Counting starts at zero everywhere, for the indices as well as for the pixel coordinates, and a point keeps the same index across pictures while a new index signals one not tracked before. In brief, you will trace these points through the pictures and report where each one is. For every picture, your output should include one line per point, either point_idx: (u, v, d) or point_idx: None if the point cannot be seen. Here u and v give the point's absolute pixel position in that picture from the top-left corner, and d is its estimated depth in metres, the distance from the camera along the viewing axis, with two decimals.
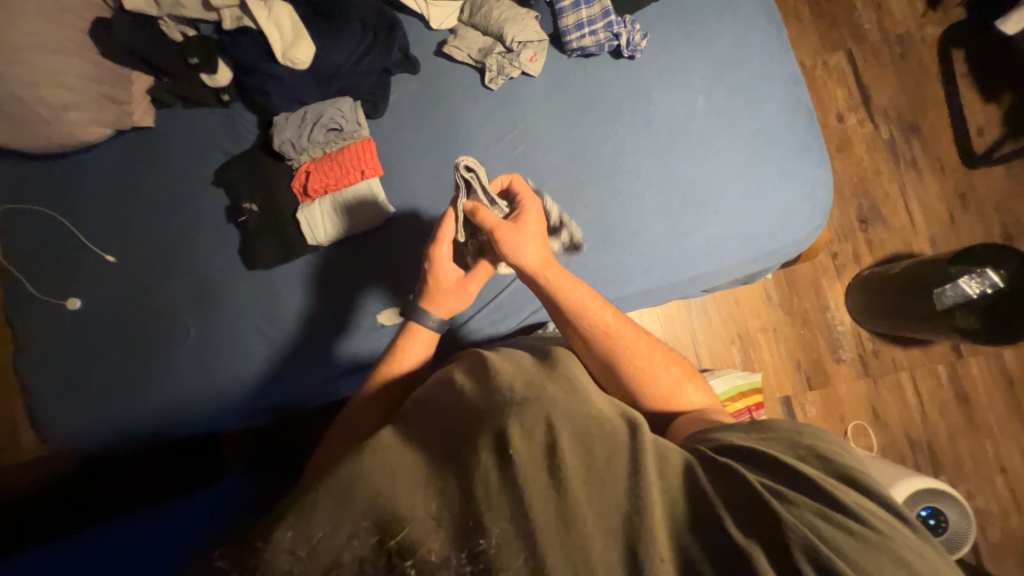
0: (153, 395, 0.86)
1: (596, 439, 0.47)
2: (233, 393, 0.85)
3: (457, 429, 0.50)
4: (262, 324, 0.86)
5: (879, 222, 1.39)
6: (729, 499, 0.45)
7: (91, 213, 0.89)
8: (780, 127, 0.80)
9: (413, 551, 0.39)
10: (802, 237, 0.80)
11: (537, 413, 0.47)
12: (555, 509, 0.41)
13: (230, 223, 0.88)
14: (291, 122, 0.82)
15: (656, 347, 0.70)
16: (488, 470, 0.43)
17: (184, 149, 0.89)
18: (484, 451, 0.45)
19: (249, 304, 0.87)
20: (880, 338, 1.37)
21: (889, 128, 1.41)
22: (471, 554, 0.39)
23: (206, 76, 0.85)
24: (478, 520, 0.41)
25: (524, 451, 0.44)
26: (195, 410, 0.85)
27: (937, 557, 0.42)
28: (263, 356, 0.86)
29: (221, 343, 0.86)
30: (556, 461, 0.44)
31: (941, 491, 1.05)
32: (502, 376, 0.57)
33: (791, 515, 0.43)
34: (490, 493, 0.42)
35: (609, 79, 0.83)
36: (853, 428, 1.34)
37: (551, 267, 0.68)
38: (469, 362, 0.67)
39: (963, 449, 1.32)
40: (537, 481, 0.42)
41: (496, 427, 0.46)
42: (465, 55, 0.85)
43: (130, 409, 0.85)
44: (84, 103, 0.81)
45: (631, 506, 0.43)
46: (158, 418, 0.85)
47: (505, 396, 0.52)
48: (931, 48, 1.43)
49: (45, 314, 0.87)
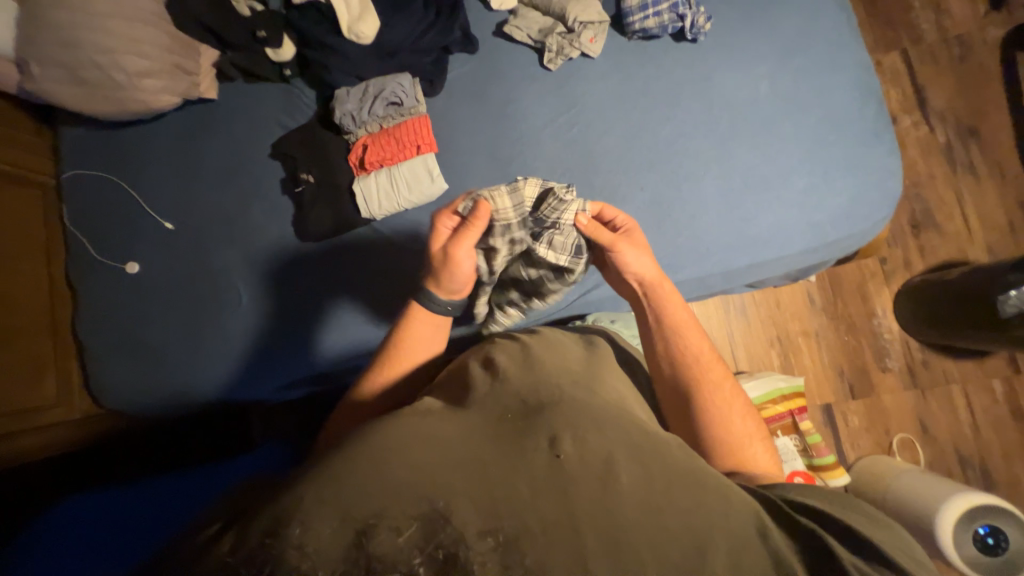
0: (188, 364, 0.87)
1: (653, 461, 0.45)
2: (257, 367, 0.86)
3: (504, 420, 0.49)
4: (302, 297, 0.87)
5: (932, 227, 1.34)
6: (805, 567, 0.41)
7: (151, 179, 0.92)
8: (846, 116, 0.78)
9: (433, 543, 0.36)
10: (867, 228, 0.77)
11: (589, 422, 0.47)
12: (604, 521, 0.39)
13: (285, 195, 0.90)
14: (353, 96, 0.84)
15: (742, 399, 0.63)
16: (536, 466, 0.42)
17: (245, 122, 0.92)
18: (538, 451, 0.44)
19: (285, 279, 0.88)
20: (930, 348, 1.31)
21: (946, 131, 1.36)
22: (490, 550, 0.36)
23: (271, 51, 0.87)
24: (509, 519, 0.38)
25: (576, 460, 0.43)
26: (226, 381, 0.86)
27: None
28: (283, 334, 0.86)
29: (253, 318, 0.87)
30: (609, 475, 0.42)
31: (1000, 508, 1.00)
32: (547, 370, 0.57)
33: None
34: (537, 495, 0.40)
35: (670, 62, 0.82)
36: (898, 442, 1.28)
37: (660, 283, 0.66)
38: (500, 348, 0.64)
39: (1019, 469, 1.25)
40: (588, 492, 0.41)
41: (549, 430, 0.46)
42: (525, 35, 0.85)
43: (164, 377, 0.87)
44: (157, 71, 0.84)
45: (688, 537, 0.40)
46: (191, 386, 0.86)
47: (554, 394, 0.52)
48: (994, 49, 1.38)
49: (105, 275, 0.90)
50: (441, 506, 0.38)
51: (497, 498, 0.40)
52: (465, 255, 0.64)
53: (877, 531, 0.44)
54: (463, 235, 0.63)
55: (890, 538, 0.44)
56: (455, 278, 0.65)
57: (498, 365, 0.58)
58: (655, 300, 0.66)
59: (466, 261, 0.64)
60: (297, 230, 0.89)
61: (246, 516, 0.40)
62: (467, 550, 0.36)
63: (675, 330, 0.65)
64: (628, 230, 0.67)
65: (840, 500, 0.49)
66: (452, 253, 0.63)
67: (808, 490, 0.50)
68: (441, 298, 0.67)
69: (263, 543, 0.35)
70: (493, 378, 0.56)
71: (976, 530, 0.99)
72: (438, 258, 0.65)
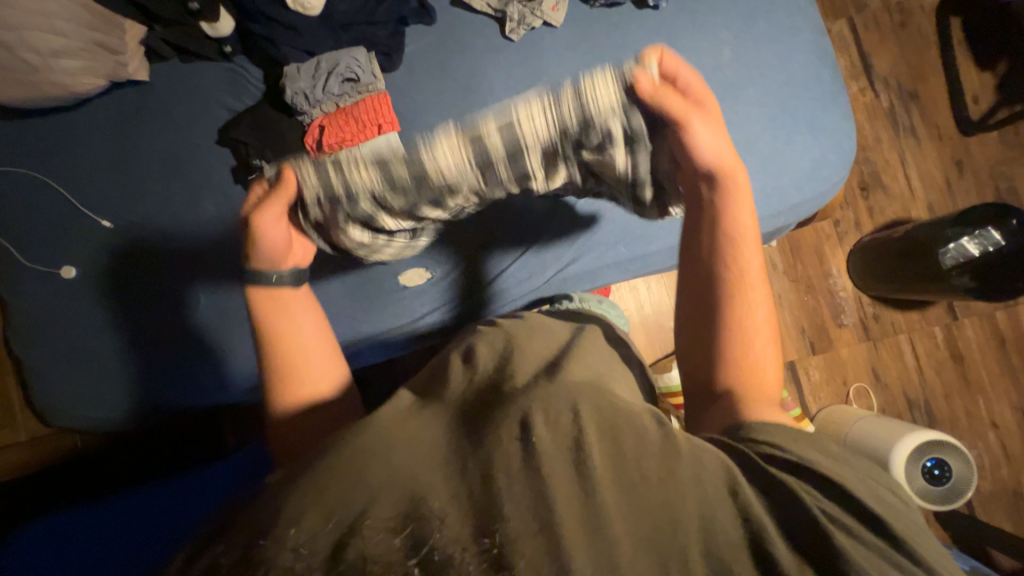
0: (134, 382, 0.81)
1: (626, 435, 0.43)
2: (178, 386, 0.81)
3: (481, 408, 0.47)
4: (228, 304, 0.83)
5: (879, 188, 1.42)
6: (781, 526, 0.40)
7: (79, 174, 0.83)
8: (804, 80, 0.79)
9: (424, 546, 0.35)
10: (827, 190, 0.80)
11: (563, 399, 0.45)
12: (581, 506, 0.38)
13: (237, 184, 0.84)
14: (304, 72, 0.78)
15: (770, 325, 0.63)
16: (510, 457, 0.40)
17: (185, 106, 0.84)
18: (509, 436, 0.41)
19: (207, 287, 0.83)
20: (880, 302, 1.41)
21: (889, 96, 1.43)
22: (483, 552, 0.35)
23: (206, 25, 0.80)
24: (494, 518, 0.37)
25: (549, 441, 0.41)
26: (180, 394, 0.82)
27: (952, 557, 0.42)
28: (195, 351, 0.82)
29: (181, 331, 0.82)
30: (582, 456, 0.40)
31: (947, 443, 1.10)
32: (528, 356, 0.56)
33: (849, 545, 0.38)
34: (513, 483, 0.38)
35: (633, 30, 0.81)
36: (855, 391, 1.38)
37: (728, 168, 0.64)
38: (488, 335, 0.62)
39: (958, 405, 1.37)
40: (565, 485, 0.39)
41: (519, 412, 0.44)
42: (484, 4, 0.82)
43: (108, 396, 0.80)
44: (76, 51, 0.75)
45: (661, 513, 0.39)
46: (146, 402, 0.81)
47: (528, 380, 0.50)
48: (930, 15, 1.45)
49: (36, 284, 0.82)
50: (436, 508, 0.37)
51: (476, 492, 0.38)
52: (271, 220, 0.67)
53: (856, 481, 0.44)
54: (270, 201, 0.67)
55: (865, 485, 0.44)
56: (271, 249, 0.68)
57: (477, 356, 0.56)
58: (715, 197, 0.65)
59: (275, 229, 0.68)
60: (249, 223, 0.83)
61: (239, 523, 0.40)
62: (457, 554, 0.35)
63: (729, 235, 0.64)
64: (695, 98, 0.64)
65: (819, 442, 0.48)
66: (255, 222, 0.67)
67: (785, 434, 0.49)
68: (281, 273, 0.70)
69: (254, 544, 0.36)
70: (471, 369, 0.54)
71: (927, 465, 1.09)
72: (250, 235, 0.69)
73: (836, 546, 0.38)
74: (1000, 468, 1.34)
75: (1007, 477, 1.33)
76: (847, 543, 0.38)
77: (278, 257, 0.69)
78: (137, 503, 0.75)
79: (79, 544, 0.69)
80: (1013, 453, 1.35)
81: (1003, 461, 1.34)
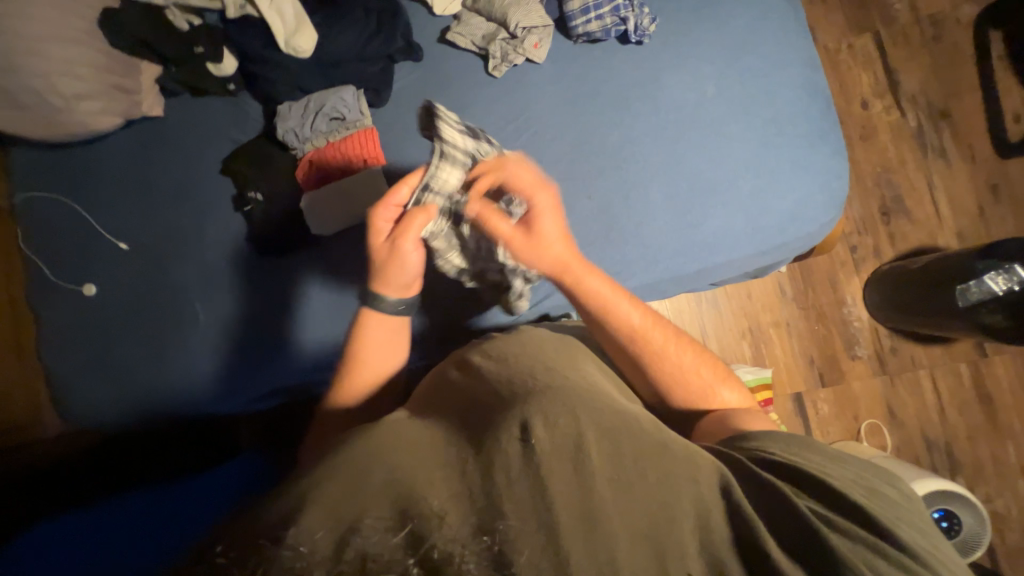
0: (149, 387, 0.87)
1: (624, 435, 0.45)
2: (195, 385, 0.87)
3: (478, 416, 0.49)
4: (270, 299, 0.88)
5: (903, 213, 1.33)
6: (776, 528, 0.43)
7: (101, 199, 0.92)
8: (791, 119, 0.80)
9: (425, 545, 0.34)
10: (815, 230, 0.80)
11: (561, 406, 0.46)
12: (578, 502, 0.40)
13: (237, 212, 0.90)
14: (294, 111, 0.84)
15: (688, 349, 0.69)
16: (509, 456, 0.41)
17: (194, 138, 0.91)
18: (511, 437, 0.42)
19: (229, 284, 0.89)
20: (898, 334, 1.32)
21: (917, 115, 1.34)
22: (483, 549, 0.36)
23: (212, 66, 0.87)
24: (495, 518, 0.38)
25: (548, 441, 0.42)
26: (190, 402, 0.87)
27: (947, 549, 0.46)
28: (216, 353, 0.88)
29: (211, 333, 0.88)
30: (581, 457, 0.42)
31: (955, 493, 1.02)
32: (521, 360, 0.58)
33: (844, 546, 0.42)
34: (512, 482, 0.40)
35: (617, 65, 0.83)
36: (867, 428, 1.29)
37: (576, 264, 0.68)
38: (483, 344, 0.66)
39: (985, 450, 1.27)
40: (563, 482, 0.40)
41: (520, 416, 0.44)
42: (469, 42, 0.85)
43: (131, 396, 0.87)
44: (96, 93, 0.83)
45: (659, 511, 0.41)
46: (162, 405, 0.87)
47: (528, 384, 0.50)
48: (966, 28, 1.35)
49: (61, 299, 0.90)
50: (436, 506, 0.38)
51: (475, 493, 0.40)
52: (411, 247, 0.67)
53: (861, 494, 0.48)
54: (410, 218, 0.66)
55: (853, 486, 0.49)
56: (404, 271, 0.69)
57: (478, 366, 0.59)
58: (575, 287, 0.68)
59: (412, 253, 0.68)
60: (277, 227, 0.86)
61: (244, 526, 0.41)
62: (457, 551, 0.35)
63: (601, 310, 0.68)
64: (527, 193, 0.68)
65: (809, 450, 0.54)
66: (395, 248, 0.67)
67: (787, 447, 0.54)
68: (391, 298, 0.70)
69: (256, 544, 0.35)
70: (476, 377, 0.56)
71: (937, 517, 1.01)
72: (382, 256, 0.68)
73: (829, 544, 0.41)
74: None
75: None
76: (839, 541, 0.42)
77: (405, 285, 0.71)
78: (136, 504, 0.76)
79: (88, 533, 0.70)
80: None
81: None
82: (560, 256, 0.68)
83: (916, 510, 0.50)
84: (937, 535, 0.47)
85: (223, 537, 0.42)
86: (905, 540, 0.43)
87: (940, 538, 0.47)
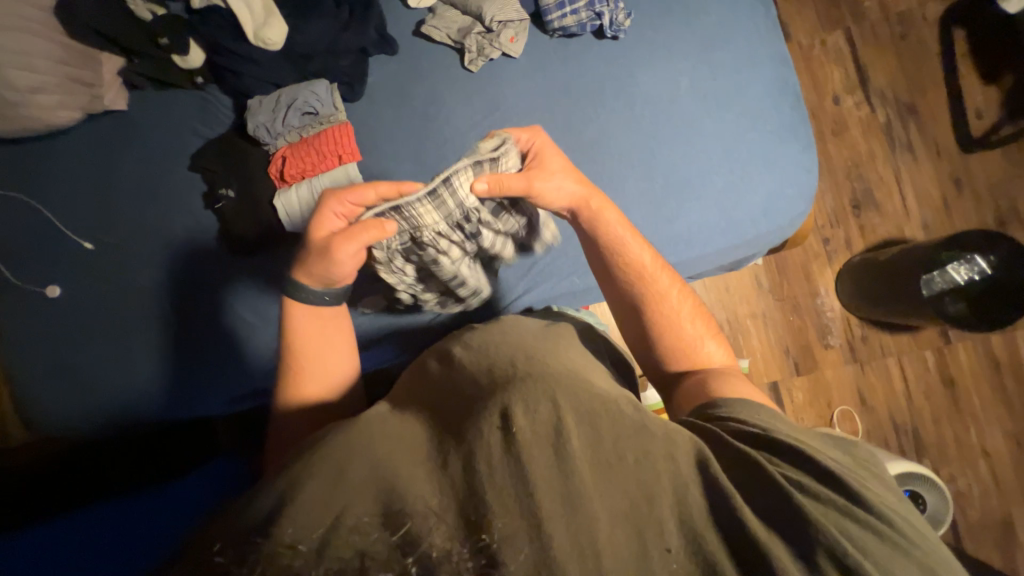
0: (120, 390, 0.85)
1: (602, 419, 0.44)
2: (168, 387, 0.85)
3: (455, 409, 0.48)
4: (223, 299, 0.86)
5: (873, 206, 1.37)
6: (755, 501, 0.44)
7: (63, 197, 0.88)
8: (763, 115, 0.82)
9: (416, 547, 0.35)
10: (787, 223, 0.81)
11: (540, 392, 0.44)
12: (559, 488, 0.39)
13: (208, 210, 0.87)
14: (265, 106, 0.82)
15: (687, 300, 0.72)
16: (491, 447, 0.40)
17: (160, 134, 0.88)
18: (490, 426, 0.42)
19: (181, 284, 0.86)
20: (869, 324, 1.36)
21: (886, 110, 1.38)
22: (477, 548, 0.36)
23: (178, 58, 0.84)
24: (483, 514, 0.38)
25: (528, 430, 0.41)
26: (163, 405, 0.85)
27: (910, 508, 0.48)
28: (169, 356, 0.85)
29: (184, 333, 0.86)
30: (562, 441, 0.41)
31: (922, 476, 1.07)
32: (501, 347, 0.57)
33: (819, 512, 0.43)
34: (494, 472, 0.39)
35: (593, 60, 0.84)
36: (840, 414, 1.34)
37: (595, 199, 0.71)
38: (460, 336, 0.66)
39: (948, 433, 1.33)
40: (544, 470, 0.40)
41: (500, 404, 0.43)
42: (444, 35, 0.85)
43: (103, 400, 0.85)
44: (53, 86, 0.80)
45: (639, 490, 0.41)
46: (135, 407, 0.85)
47: (508, 371, 0.49)
48: (932, 26, 1.39)
49: (23, 302, 0.86)
50: (433, 505, 0.39)
51: (459, 487, 0.40)
52: (346, 258, 0.65)
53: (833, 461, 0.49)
54: (355, 229, 0.64)
55: (826, 455, 0.50)
56: (330, 270, 0.67)
57: (454, 356, 0.58)
58: (591, 224, 0.72)
59: (345, 262, 0.66)
60: (251, 224, 0.84)
61: (229, 524, 0.41)
62: (451, 552, 0.36)
63: (617, 256, 0.72)
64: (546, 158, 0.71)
65: (783, 422, 0.55)
66: (330, 248, 0.65)
67: (757, 416, 0.55)
68: (317, 290, 0.70)
69: (252, 542, 0.36)
70: (452, 367, 0.55)
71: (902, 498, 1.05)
72: (317, 245, 0.67)
73: (804, 511, 0.42)
74: (989, 498, 1.29)
75: (997, 508, 1.29)
76: (816, 509, 0.43)
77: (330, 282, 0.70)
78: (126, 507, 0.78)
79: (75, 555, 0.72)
80: (1004, 484, 1.30)
81: (993, 491, 1.30)
82: (576, 191, 0.71)
83: (880, 475, 0.52)
84: (905, 502, 0.49)
85: (215, 529, 0.42)
86: (873, 502, 0.45)
87: (908, 504, 0.49)
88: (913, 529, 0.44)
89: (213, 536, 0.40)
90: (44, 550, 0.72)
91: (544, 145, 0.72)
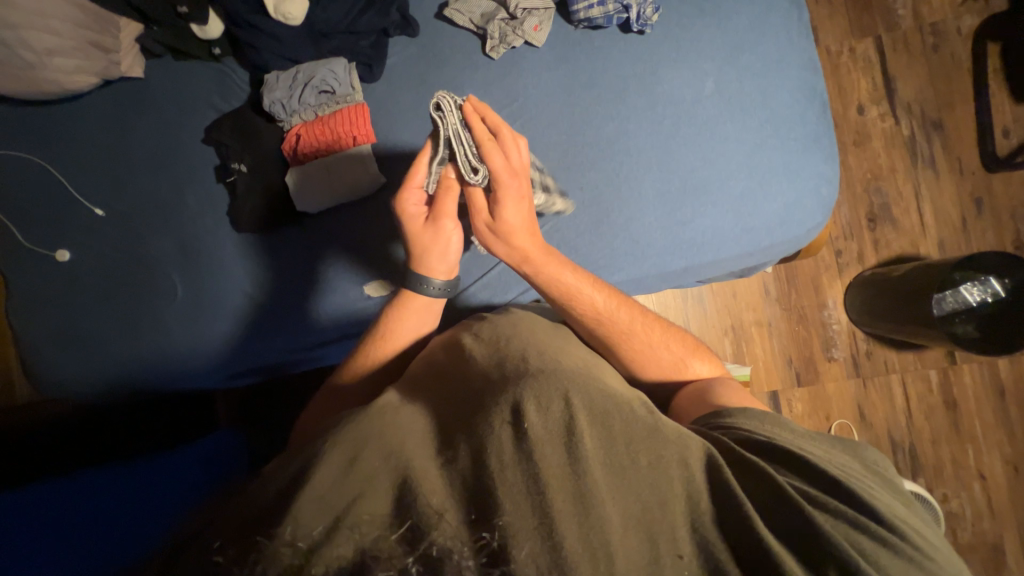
0: (123, 359, 0.85)
1: (616, 420, 0.45)
2: (172, 360, 0.85)
3: (464, 405, 0.48)
4: (236, 277, 0.86)
5: (889, 221, 1.35)
6: (766, 514, 0.44)
7: (76, 162, 0.88)
8: (787, 122, 0.80)
9: (423, 542, 0.35)
10: (803, 233, 0.80)
11: (554, 389, 0.45)
12: (570, 486, 0.39)
13: (220, 183, 0.87)
14: (282, 82, 0.81)
15: (653, 329, 0.71)
16: (502, 443, 0.41)
17: (176, 104, 0.88)
18: (501, 421, 0.42)
19: (193, 259, 0.86)
20: (874, 339, 1.35)
21: (911, 123, 1.35)
22: (481, 548, 0.35)
23: (196, 27, 0.83)
24: (491, 512, 0.37)
25: (540, 426, 0.42)
26: (165, 376, 0.85)
27: (924, 524, 0.48)
28: (176, 330, 0.85)
29: (193, 308, 0.85)
30: (572, 439, 0.41)
31: (918, 494, 1.06)
32: (514, 341, 0.56)
33: (834, 529, 0.43)
34: (504, 468, 0.39)
35: (617, 54, 0.82)
36: (837, 427, 1.33)
37: (529, 265, 0.70)
38: (477, 324, 0.66)
39: (946, 453, 1.32)
40: (555, 467, 0.40)
41: (512, 399, 0.44)
42: (466, 20, 0.84)
43: (103, 369, 0.84)
44: (71, 50, 0.80)
45: (651, 494, 0.42)
46: (139, 378, 0.85)
47: (519, 367, 0.50)
48: (966, 40, 1.36)
49: (33, 264, 0.87)
50: (434, 502, 0.38)
51: (467, 482, 0.40)
52: (450, 222, 0.68)
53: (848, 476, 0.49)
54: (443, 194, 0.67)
55: (831, 464, 0.50)
56: (441, 251, 0.69)
57: (466, 346, 0.58)
58: (536, 277, 0.71)
59: (450, 233, 0.69)
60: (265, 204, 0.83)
61: (234, 506, 0.41)
62: (455, 547, 0.35)
63: (568, 299, 0.70)
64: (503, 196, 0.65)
65: (789, 431, 0.56)
66: (437, 228, 0.68)
67: (762, 424, 0.56)
68: (437, 281, 0.71)
69: (254, 541, 0.35)
70: (465, 357, 0.56)
71: None
72: (422, 239, 0.69)
73: (812, 521, 0.42)
74: (981, 521, 1.29)
75: (987, 531, 1.29)
76: (828, 524, 0.43)
77: (450, 266, 0.72)
78: (112, 474, 0.75)
79: (80, 501, 0.69)
80: (996, 508, 1.30)
81: (986, 514, 1.29)
82: (520, 246, 0.69)
83: (895, 488, 0.51)
84: (922, 521, 0.48)
85: (216, 520, 0.41)
86: (888, 516, 0.45)
87: (925, 524, 0.48)
88: (928, 545, 0.44)
89: (214, 527, 0.39)
90: (45, 497, 0.69)
91: (504, 179, 0.64)
